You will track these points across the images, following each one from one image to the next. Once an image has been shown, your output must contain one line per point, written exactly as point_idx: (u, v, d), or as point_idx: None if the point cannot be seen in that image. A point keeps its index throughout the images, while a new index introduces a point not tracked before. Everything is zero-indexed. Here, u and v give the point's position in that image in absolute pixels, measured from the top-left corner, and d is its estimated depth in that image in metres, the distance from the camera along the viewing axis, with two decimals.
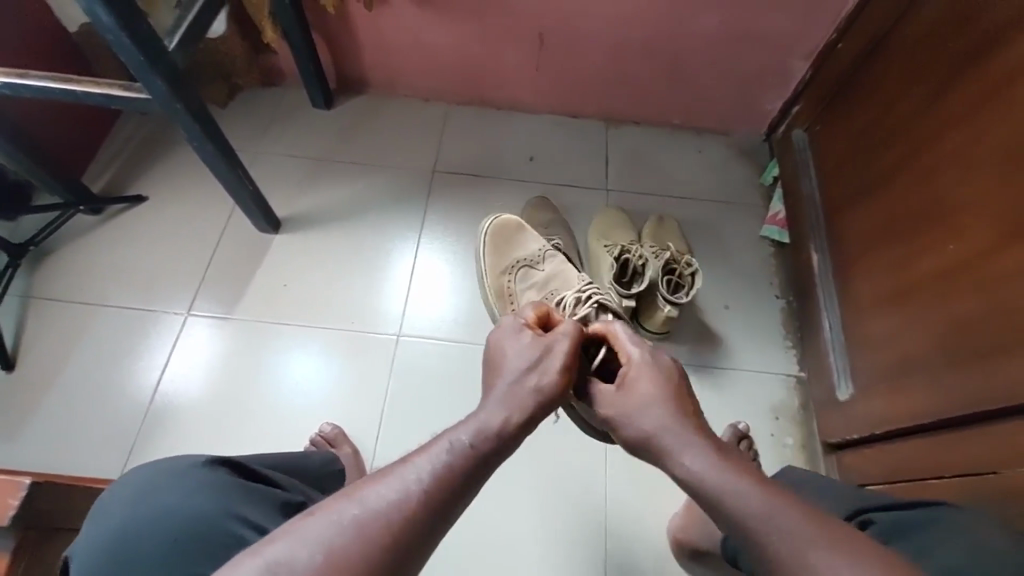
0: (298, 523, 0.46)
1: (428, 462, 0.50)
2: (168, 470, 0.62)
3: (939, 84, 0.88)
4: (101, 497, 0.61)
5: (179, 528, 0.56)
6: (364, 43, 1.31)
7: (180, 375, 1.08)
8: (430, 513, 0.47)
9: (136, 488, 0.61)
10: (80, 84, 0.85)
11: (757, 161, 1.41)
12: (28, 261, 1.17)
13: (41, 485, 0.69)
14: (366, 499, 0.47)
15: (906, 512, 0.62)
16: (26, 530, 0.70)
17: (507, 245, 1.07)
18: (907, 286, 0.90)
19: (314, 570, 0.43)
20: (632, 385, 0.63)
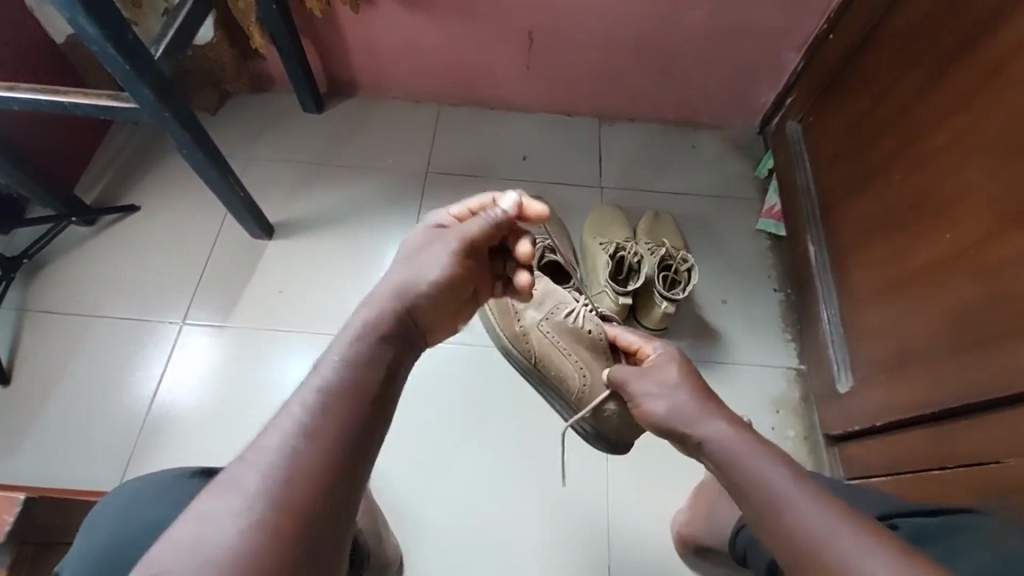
0: (202, 503, 0.43)
1: (305, 398, 0.47)
2: (160, 480, 0.63)
3: (930, 73, 0.87)
4: (95, 507, 0.63)
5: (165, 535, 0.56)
6: (354, 46, 1.30)
7: (176, 384, 1.08)
8: (331, 433, 0.46)
9: (127, 503, 0.61)
10: (67, 96, 0.85)
11: (751, 154, 1.40)
12: (22, 275, 1.16)
13: (36, 500, 0.69)
14: (260, 449, 0.45)
15: (920, 518, 0.61)
16: (22, 545, 0.70)
17: None
18: (903, 275, 0.90)
19: (239, 519, 0.41)
20: (659, 364, 0.69)
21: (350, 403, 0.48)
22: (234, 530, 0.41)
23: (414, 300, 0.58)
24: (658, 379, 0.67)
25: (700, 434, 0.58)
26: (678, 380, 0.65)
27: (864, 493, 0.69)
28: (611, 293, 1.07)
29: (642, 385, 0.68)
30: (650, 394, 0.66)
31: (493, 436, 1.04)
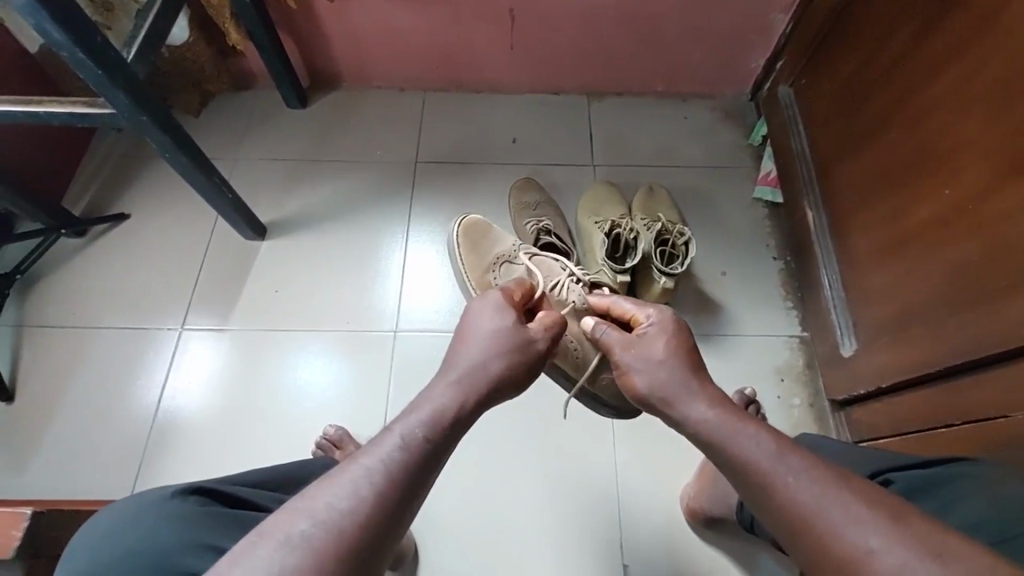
0: (249, 546, 0.43)
1: (373, 462, 0.48)
2: (141, 503, 0.60)
3: (919, 26, 0.85)
4: (95, 515, 0.61)
5: (145, 564, 0.55)
6: (333, 37, 1.28)
7: (180, 391, 1.08)
8: (386, 504, 0.46)
9: (101, 533, 0.58)
10: (42, 105, 0.83)
11: (744, 122, 1.38)
12: (16, 291, 1.16)
13: (42, 515, 0.70)
14: (315, 508, 0.45)
15: (923, 471, 0.61)
16: (34, 558, 0.70)
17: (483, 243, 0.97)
18: (900, 237, 0.89)
19: None
20: (648, 338, 0.65)
21: (410, 477, 0.49)
22: None
23: (489, 379, 0.60)
24: (646, 355, 0.64)
25: (699, 405, 0.58)
26: (663, 359, 0.62)
27: (871, 453, 0.69)
28: (609, 272, 1.06)
29: (630, 351, 0.65)
30: (636, 361, 0.64)
31: (498, 422, 1.04)
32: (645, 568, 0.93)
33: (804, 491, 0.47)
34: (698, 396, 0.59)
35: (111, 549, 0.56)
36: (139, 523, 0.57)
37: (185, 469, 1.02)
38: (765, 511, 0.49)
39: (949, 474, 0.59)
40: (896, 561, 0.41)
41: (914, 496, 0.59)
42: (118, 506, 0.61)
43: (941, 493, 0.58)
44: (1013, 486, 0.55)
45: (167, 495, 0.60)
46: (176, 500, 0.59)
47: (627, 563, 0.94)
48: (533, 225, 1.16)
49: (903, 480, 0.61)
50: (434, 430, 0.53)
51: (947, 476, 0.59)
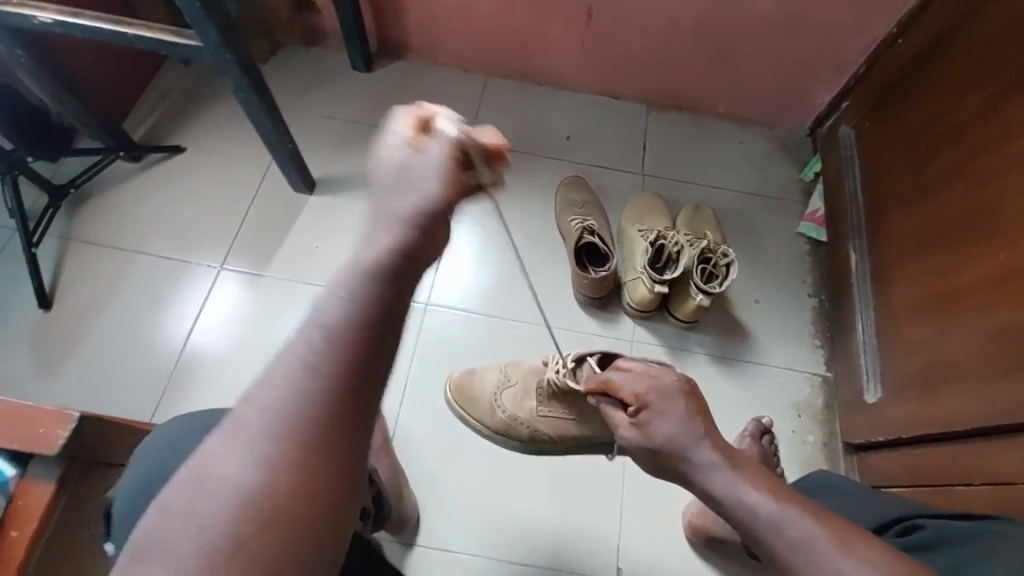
0: (206, 458, 0.38)
1: (297, 383, 0.39)
2: (205, 423, 0.61)
3: (999, 89, 0.85)
4: (156, 429, 0.63)
5: None
6: (409, 7, 1.29)
7: (210, 330, 1.10)
8: (342, 386, 0.39)
9: (161, 441, 0.60)
10: (132, 27, 0.85)
11: (798, 156, 1.37)
12: (68, 205, 1.17)
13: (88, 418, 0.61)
14: (262, 405, 0.39)
15: (957, 523, 0.61)
16: (69, 464, 0.61)
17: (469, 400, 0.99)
18: (944, 294, 0.89)
19: (240, 502, 0.37)
20: (645, 422, 0.65)
21: (356, 389, 0.40)
22: (234, 511, 0.37)
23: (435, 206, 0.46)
24: (645, 443, 0.65)
25: None
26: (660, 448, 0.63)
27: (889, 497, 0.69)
28: (647, 281, 1.08)
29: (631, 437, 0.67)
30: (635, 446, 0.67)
31: None
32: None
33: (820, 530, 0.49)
34: (702, 454, 0.60)
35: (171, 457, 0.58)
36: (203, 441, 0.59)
37: (209, 400, 1.05)
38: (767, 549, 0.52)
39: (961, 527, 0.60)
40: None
41: (931, 547, 0.59)
42: (179, 422, 0.63)
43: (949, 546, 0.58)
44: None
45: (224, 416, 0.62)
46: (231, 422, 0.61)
47: (620, 567, 0.95)
48: (578, 223, 1.16)
49: (931, 529, 0.61)
50: (360, 337, 0.40)
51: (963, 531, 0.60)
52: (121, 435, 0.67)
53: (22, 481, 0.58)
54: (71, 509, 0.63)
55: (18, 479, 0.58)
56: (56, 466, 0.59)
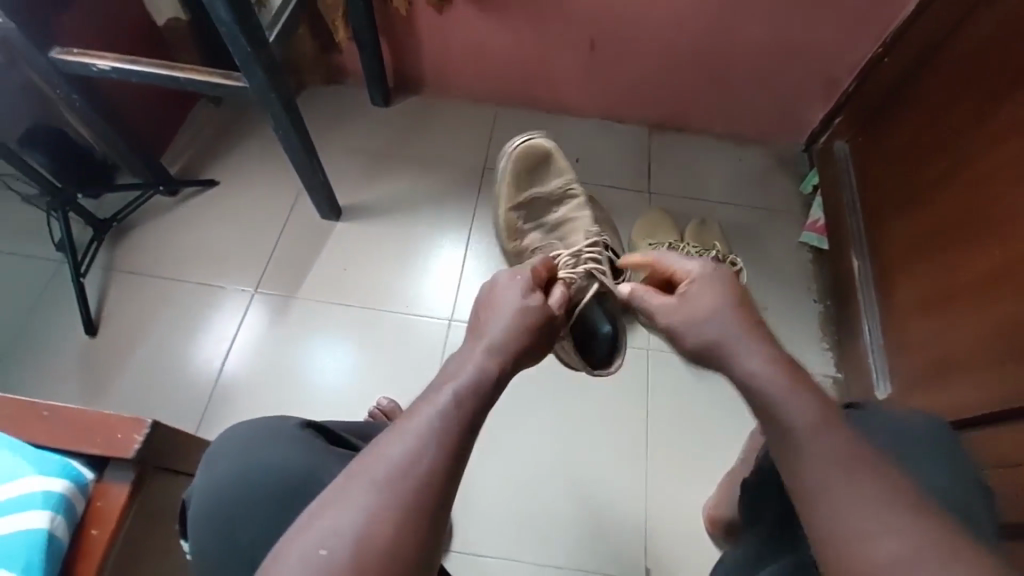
0: (339, 491, 0.47)
1: (419, 441, 0.48)
2: (267, 432, 0.67)
3: (984, 100, 0.92)
4: (220, 438, 0.69)
5: (277, 481, 0.62)
6: (425, 45, 1.39)
7: (247, 351, 1.16)
8: (454, 449, 0.48)
9: (235, 447, 0.66)
10: (183, 72, 0.94)
11: (796, 170, 1.45)
12: (110, 238, 1.24)
13: (160, 425, 0.66)
14: (388, 454, 0.47)
15: None
16: (149, 468, 0.66)
17: (529, 179, 1.02)
18: (945, 292, 0.94)
19: (361, 533, 0.44)
20: (691, 297, 0.64)
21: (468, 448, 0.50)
22: (354, 542, 0.44)
23: (516, 343, 0.59)
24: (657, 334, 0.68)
25: None
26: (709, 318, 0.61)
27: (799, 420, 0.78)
28: None
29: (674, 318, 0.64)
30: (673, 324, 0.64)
31: (537, 418, 1.08)
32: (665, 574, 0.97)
33: (792, 396, 0.51)
34: (754, 347, 0.56)
35: (248, 461, 0.64)
36: (267, 449, 0.65)
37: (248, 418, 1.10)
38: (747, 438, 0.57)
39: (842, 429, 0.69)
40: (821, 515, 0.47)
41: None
42: (241, 431, 0.68)
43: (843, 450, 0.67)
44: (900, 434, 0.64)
45: (293, 425, 0.68)
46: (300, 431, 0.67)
47: (649, 567, 0.98)
48: None
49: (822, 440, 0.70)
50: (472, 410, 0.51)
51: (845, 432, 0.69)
52: (182, 442, 0.73)
53: (100, 483, 0.63)
54: (146, 510, 0.68)
55: (96, 481, 0.63)
56: (130, 470, 0.64)
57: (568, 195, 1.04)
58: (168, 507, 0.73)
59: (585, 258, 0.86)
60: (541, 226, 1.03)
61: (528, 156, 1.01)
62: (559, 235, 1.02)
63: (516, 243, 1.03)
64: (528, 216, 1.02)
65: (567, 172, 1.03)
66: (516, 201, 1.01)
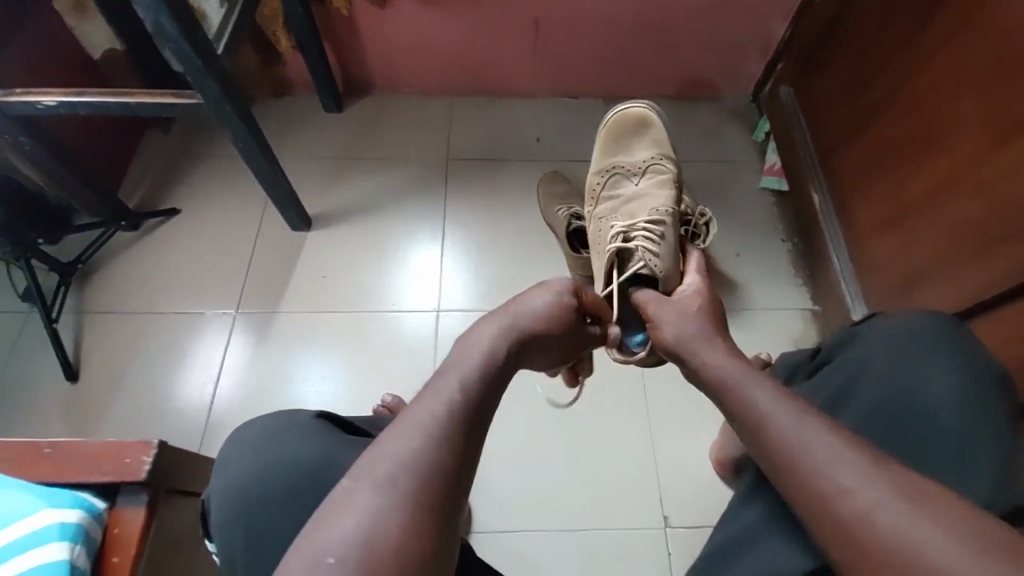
0: (344, 494, 0.47)
1: (418, 437, 0.49)
2: (278, 427, 0.68)
3: (912, 23, 0.97)
4: (229, 438, 0.70)
5: (294, 472, 0.63)
6: (370, 45, 1.38)
7: (238, 373, 1.15)
8: (455, 437, 0.50)
9: (248, 444, 0.67)
10: (134, 97, 0.91)
11: (747, 120, 1.49)
12: (77, 281, 1.21)
13: (167, 445, 0.65)
14: (390, 451, 0.49)
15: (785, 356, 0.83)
16: (160, 489, 0.65)
17: (620, 144, 1.04)
18: (902, 208, 0.99)
19: (368, 532, 0.44)
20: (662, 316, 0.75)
21: (462, 434, 0.51)
22: (362, 541, 0.44)
23: (525, 325, 0.64)
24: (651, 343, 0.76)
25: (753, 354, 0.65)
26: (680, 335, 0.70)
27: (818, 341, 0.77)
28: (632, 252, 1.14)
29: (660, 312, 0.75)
30: (664, 320, 0.74)
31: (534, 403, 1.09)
32: (684, 521, 1.00)
33: (746, 377, 0.60)
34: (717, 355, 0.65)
35: (262, 455, 0.66)
36: (282, 441, 0.66)
37: None
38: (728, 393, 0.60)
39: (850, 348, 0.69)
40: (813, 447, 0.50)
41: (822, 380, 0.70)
42: (254, 427, 0.70)
43: (836, 373, 0.67)
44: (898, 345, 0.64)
45: (306, 416, 0.70)
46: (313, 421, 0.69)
47: (666, 515, 1.01)
48: (564, 211, 1.26)
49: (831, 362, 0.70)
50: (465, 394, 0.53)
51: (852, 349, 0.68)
52: (191, 462, 0.72)
53: (114, 509, 0.62)
54: (161, 535, 0.66)
55: (110, 508, 0.62)
56: (142, 492, 0.63)
57: (651, 170, 1.00)
58: (186, 528, 0.73)
59: (638, 228, 0.92)
60: (613, 195, 1.02)
61: (625, 122, 1.05)
62: (624, 208, 0.99)
63: (592, 208, 1.06)
64: (609, 179, 1.04)
65: (657, 148, 1.02)
66: (604, 164, 1.05)
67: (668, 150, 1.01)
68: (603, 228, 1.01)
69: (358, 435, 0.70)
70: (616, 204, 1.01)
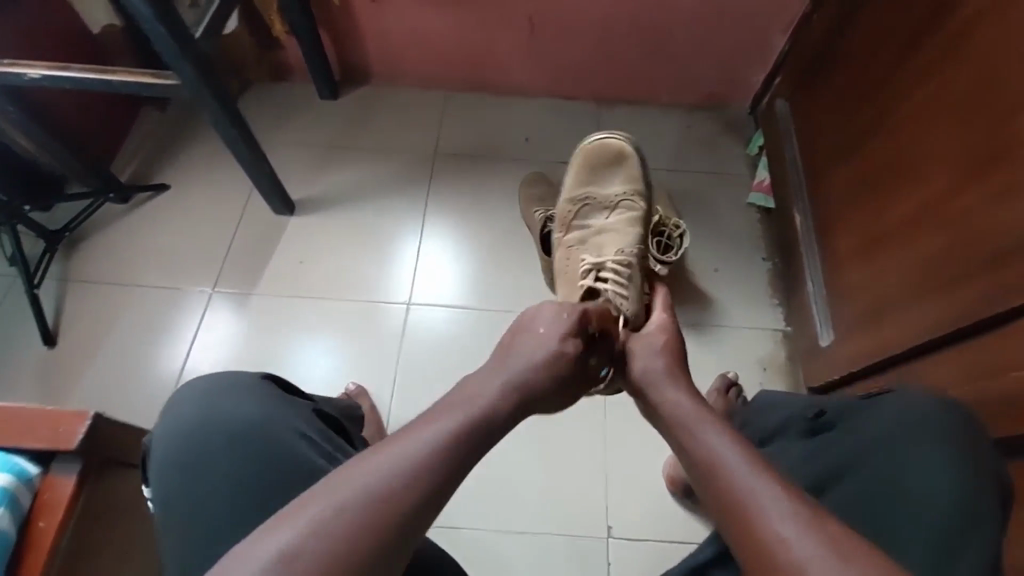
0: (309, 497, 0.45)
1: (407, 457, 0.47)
2: (229, 381, 0.71)
3: (903, 45, 0.94)
4: (182, 387, 0.71)
5: (236, 427, 0.66)
6: (366, 35, 1.39)
7: (207, 348, 1.18)
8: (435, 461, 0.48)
9: (195, 393, 0.69)
10: (115, 75, 0.94)
11: (743, 133, 1.47)
12: (63, 249, 1.25)
13: (103, 416, 0.68)
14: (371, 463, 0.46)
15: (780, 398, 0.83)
16: (94, 458, 0.68)
17: (595, 174, 1.02)
18: (878, 234, 0.97)
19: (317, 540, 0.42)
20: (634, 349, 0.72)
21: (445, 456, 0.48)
22: (309, 548, 0.42)
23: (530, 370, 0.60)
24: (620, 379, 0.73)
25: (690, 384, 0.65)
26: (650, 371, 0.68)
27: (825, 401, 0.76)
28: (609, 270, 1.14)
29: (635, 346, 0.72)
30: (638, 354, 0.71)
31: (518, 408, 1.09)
32: (627, 532, 1.00)
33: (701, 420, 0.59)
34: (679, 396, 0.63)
35: (207, 407, 0.67)
36: (231, 396, 0.68)
37: None
38: (681, 431, 0.59)
39: (865, 418, 0.67)
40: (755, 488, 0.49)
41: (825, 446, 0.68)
42: (205, 379, 0.71)
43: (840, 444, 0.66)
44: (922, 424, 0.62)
45: (253, 376, 0.73)
46: (259, 381, 0.73)
47: (610, 524, 1.01)
48: (541, 213, 1.26)
49: (838, 429, 0.69)
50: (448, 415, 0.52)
51: (866, 418, 0.67)
52: (129, 434, 0.74)
53: (47, 476, 0.65)
54: (94, 502, 0.69)
55: (43, 474, 0.65)
56: (76, 461, 0.66)
57: (623, 205, 1.00)
58: (122, 499, 0.75)
59: (607, 268, 0.93)
60: (585, 226, 1.01)
61: (604, 152, 1.01)
62: (595, 240, 0.99)
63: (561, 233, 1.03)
64: (582, 210, 1.02)
65: (632, 181, 1.01)
66: (578, 191, 1.02)
67: (642, 185, 1.00)
68: (571, 258, 1.00)
69: (296, 400, 0.74)
70: (588, 236, 1.01)
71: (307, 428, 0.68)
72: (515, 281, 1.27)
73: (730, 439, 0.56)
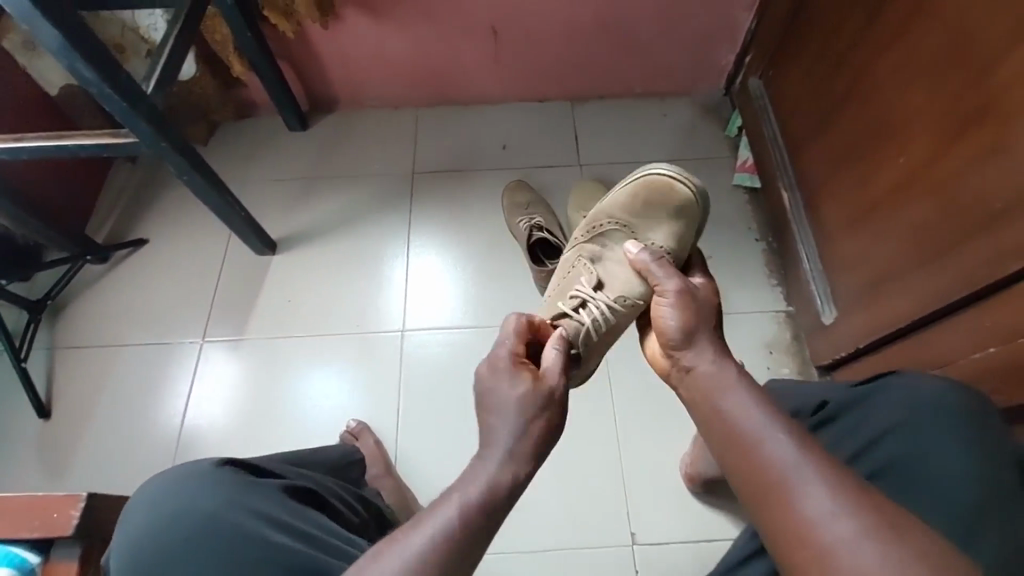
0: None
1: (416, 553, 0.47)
2: (187, 474, 0.66)
3: (867, 12, 0.92)
4: (134, 493, 0.66)
5: (201, 526, 0.61)
6: (328, 62, 1.37)
7: (204, 404, 1.15)
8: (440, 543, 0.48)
9: (150, 497, 0.64)
10: (72, 139, 0.91)
11: (719, 114, 1.45)
12: (48, 317, 1.23)
13: (98, 496, 0.66)
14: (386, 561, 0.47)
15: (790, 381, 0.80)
16: (94, 540, 0.66)
17: (647, 211, 0.82)
18: (866, 206, 0.95)
19: None
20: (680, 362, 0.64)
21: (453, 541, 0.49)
22: None
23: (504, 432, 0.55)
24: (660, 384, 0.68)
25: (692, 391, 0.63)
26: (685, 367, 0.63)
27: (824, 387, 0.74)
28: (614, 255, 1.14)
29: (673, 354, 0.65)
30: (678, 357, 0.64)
31: None
32: (650, 537, 0.98)
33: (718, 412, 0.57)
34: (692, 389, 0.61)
35: (164, 512, 0.62)
36: (188, 495, 0.63)
37: None
38: (710, 406, 0.58)
39: (866, 411, 0.66)
40: (780, 458, 0.50)
41: (836, 440, 0.67)
42: (159, 479, 0.66)
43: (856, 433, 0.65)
44: (923, 402, 0.62)
45: (208, 465, 0.67)
46: (219, 471, 0.66)
47: (633, 532, 0.99)
48: (525, 223, 1.25)
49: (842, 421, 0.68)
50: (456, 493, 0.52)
51: (870, 411, 0.66)
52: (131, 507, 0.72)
53: (48, 565, 0.63)
54: None
55: (44, 563, 0.63)
56: (76, 545, 0.64)
57: None
58: None
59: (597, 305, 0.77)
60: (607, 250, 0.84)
61: (660, 194, 0.81)
62: (605, 270, 0.81)
63: (580, 237, 0.88)
64: (613, 236, 0.84)
65: (682, 247, 0.81)
66: (627, 217, 0.83)
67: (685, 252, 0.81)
68: (572, 272, 0.84)
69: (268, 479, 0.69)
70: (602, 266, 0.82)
71: (278, 513, 0.63)
72: (508, 293, 1.25)
73: (760, 406, 0.55)
